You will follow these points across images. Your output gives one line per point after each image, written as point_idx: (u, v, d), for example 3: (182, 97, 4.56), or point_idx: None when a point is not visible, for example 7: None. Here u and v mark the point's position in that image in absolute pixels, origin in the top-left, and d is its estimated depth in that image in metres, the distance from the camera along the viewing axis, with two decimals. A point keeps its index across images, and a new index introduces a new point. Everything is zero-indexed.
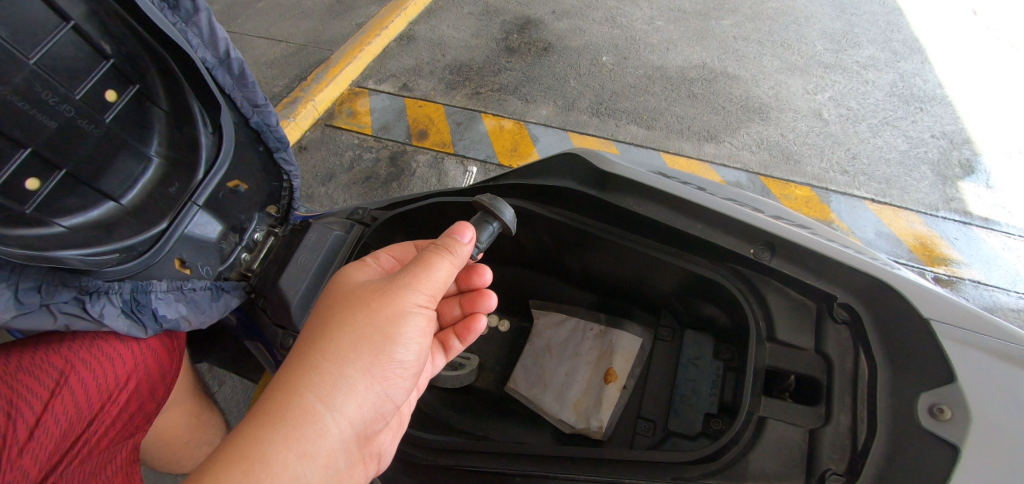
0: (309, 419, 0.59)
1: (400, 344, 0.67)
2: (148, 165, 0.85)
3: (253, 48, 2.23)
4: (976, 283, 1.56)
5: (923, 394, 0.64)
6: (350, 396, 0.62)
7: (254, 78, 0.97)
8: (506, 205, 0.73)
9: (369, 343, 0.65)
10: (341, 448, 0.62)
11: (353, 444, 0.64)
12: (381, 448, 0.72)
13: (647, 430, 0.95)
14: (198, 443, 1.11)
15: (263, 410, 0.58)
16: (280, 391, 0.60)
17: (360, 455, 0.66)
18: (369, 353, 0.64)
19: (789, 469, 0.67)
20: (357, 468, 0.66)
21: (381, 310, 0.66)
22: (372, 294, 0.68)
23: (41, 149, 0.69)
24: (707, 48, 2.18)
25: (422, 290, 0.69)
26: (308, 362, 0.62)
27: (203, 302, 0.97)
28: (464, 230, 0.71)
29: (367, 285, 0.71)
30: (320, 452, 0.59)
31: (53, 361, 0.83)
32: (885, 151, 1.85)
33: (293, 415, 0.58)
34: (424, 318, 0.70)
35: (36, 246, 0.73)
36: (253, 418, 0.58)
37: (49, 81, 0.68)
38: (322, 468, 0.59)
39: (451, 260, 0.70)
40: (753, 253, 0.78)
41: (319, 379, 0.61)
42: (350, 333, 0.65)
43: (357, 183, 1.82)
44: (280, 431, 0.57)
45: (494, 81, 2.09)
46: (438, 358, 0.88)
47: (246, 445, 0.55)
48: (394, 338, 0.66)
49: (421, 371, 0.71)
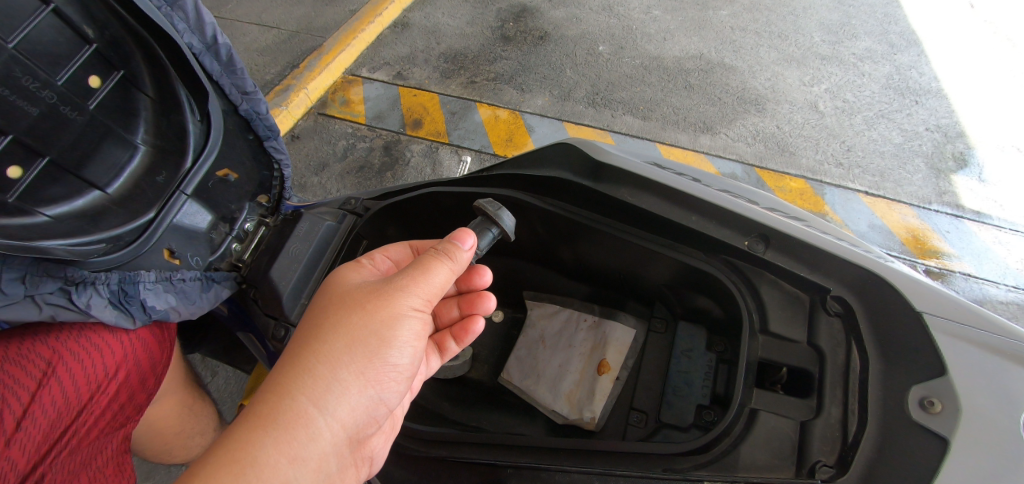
0: (301, 422, 0.58)
1: (395, 348, 0.66)
2: (135, 153, 0.83)
3: (244, 34, 2.19)
4: (966, 276, 1.57)
5: (913, 386, 0.65)
6: (343, 400, 0.62)
7: (243, 65, 0.95)
8: (506, 212, 0.73)
9: (363, 347, 0.64)
10: (334, 452, 0.61)
11: (346, 448, 0.63)
12: (374, 450, 0.71)
13: (639, 421, 0.96)
14: (191, 434, 1.10)
15: (255, 412, 0.58)
16: (273, 394, 0.59)
17: (353, 457, 0.66)
18: (362, 357, 0.64)
19: (780, 460, 0.68)
20: (349, 471, 0.66)
21: (376, 313, 0.65)
22: (367, 296, 0.67)
23: (22, 136, 0.68)
24: (704, 38, 2.16)
25: (418, 293, 0.68)
26: (301, 364, 0.62)
27: (192, 292, 0.95)
28: (465, 236, 0.71)
29: (363, 287, 0.70)
30: (311, 456, 0.58)
31: (40, 352, 0.82)
32: (880, 144, 1.85)
33: (285, 418, 0.58)
34: (420, 322, 0.69)
35: (19, 236, 0.71)
36: (245, 420, 0.57)
37: (29, 67, 0.66)
38: (314, 473, 0.58)
39: (449, 266, 0.70)
40: (748, 245, 0.78)
41: (311, 381, 0.61)
42: (344, 336, 0.64)
43: (351, 173, 1.80)
44: (272, 435, 0.56)
45: (490, 70, 2.07)
46: (433, 360, 0.87)
47: (237, 448, 0.55)
48: (389, 343, 0.65)
49: (416, 374, 0.70)
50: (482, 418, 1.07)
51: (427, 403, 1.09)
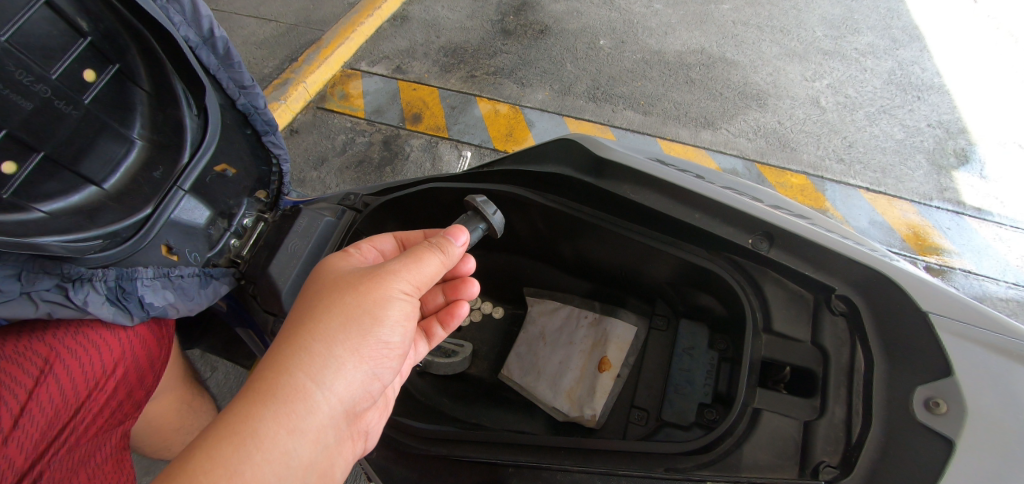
0: (298, 397, 0.58)
1: (389, 325, 0.65)
2: (131, 149, 0.82)
3: (241, 27, 2.16)
4: (966, 273, 1.57)
5: (919, 387, 0.64)
6: (339, 375, 0.61)
7: (240, 58, 0.94)
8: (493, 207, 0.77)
9: (357, 325, 0.63)
10: (332, 425, 0.60)
11: (343, 423, 0.62)
12: (370, 427, 0.70)
13: (641, 419, 0.96)
14: (190, 430, 1.09)
15: (254, 387, 0.57)
16: (270, 370, 0.59)
17: (350, 433, 0.65)
18: (358, 333, 0.63)
19: (783, 460, 0.68)
20: (347, 448, 0.65)
21: (370, 292, 0.65)
22: (361, 276, 0.66)
23: (15, 131, 0.67)
24: (706, 32, 2.14)
25: (410, 276, 0.67)
26: (297, 341, 0.61)
27: (191, 289, 0.94)
28: (458, 233, 0.72)
29: (354, 271, 0.69)
30: (310, 429, 0.58)
31: (36, 349, 0.81)
32: (882, 140, 1.84)
33: (283, 393, 0.57)
34: (413, 301, 0.68)
35: (15, 232, 0.70)
36: (242, 397, 0.57)
37: (23, 60, 0.65)
38: (315, 443, 0.58)
39: (440, 249, 0.70)
40: (752, 243, 0.77)
41: (307, 358, 0.60)
42: (339, 314, 0.63)
43: (350, 167, 1.79)
44: (270, 409, 0.56)
45: (490, 64, 2.05)
46: (421, 346, 0.85)
47: (235, 422, 0.55)
48: (381, 321, 0.64)
49: (409, 353, 0.69)
50: (482, 415, 1.07)
51: (428, 400, 1.08)
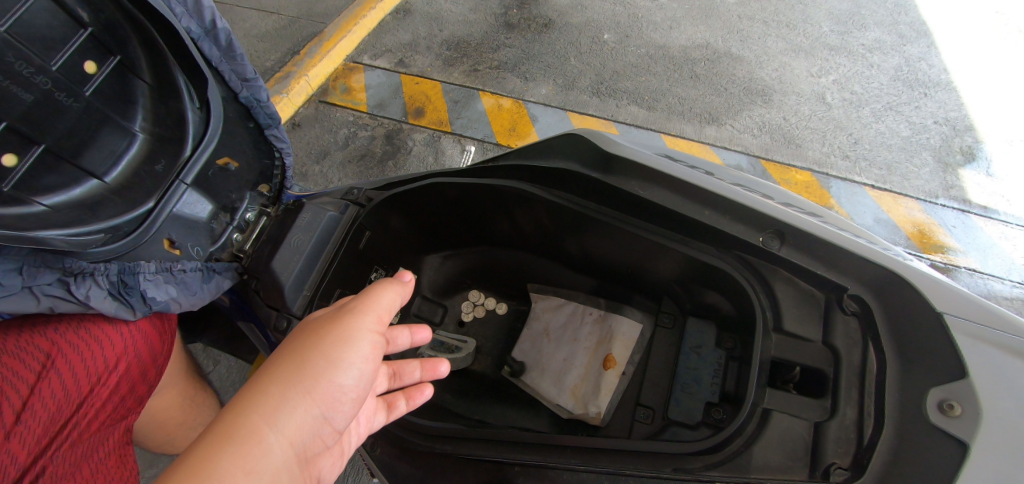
0: (247, 447, 0.48)
1: (349, 365, 0.55)
2: (133, 141, 0.81)
3: (243, 20, 2.14)
4: (971, 271, 1.56)
5: (933, 389, 0.64)
6: (293, 422, 0.51)
7: (243, 51, 0.92)
8: None
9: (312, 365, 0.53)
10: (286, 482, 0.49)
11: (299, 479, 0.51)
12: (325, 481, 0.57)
13: (646, 417, 0.95)
14: (193, 425, 1.08)
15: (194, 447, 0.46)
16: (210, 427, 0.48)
17: None
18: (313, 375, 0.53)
19: (793, 461, 0.67)
20: None
21: (326, 333, 0.55)
22: (317, 319, 0.57)
23: (16, 124, 0.66)
24: (711, 27, 2.12)
25: (370, 312, 0.58)
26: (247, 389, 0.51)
27: (193, 283, 0.93)
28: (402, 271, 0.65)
29: (313, 316, 0.60)
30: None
31: (38, 344, 0.81)
32: (888, 137, 1.82)
33: (230, 444, 0.47)
34: (376, 339, 0.58)
35: (16, 225, 0.70)
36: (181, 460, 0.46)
37: (22, 51, 0.64)
38: None
39: (399, 287, 0.63)
40: (763, 241, 0.76)
41: (259, 406, 0.50)
42: (292, 358, 0.54)
43: (352, 161, 1.78)
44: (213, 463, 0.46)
45: (493, 58, 2.03)
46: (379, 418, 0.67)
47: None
48: (337, 362, 0.54)
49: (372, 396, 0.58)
50: (487, 412, 1.06)
51: (432, 396, 1.08)
